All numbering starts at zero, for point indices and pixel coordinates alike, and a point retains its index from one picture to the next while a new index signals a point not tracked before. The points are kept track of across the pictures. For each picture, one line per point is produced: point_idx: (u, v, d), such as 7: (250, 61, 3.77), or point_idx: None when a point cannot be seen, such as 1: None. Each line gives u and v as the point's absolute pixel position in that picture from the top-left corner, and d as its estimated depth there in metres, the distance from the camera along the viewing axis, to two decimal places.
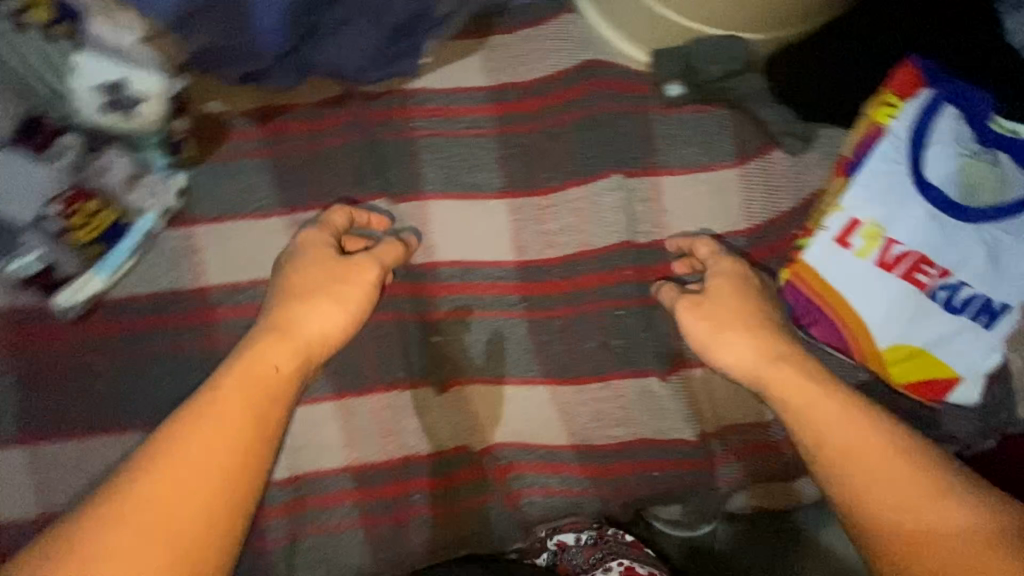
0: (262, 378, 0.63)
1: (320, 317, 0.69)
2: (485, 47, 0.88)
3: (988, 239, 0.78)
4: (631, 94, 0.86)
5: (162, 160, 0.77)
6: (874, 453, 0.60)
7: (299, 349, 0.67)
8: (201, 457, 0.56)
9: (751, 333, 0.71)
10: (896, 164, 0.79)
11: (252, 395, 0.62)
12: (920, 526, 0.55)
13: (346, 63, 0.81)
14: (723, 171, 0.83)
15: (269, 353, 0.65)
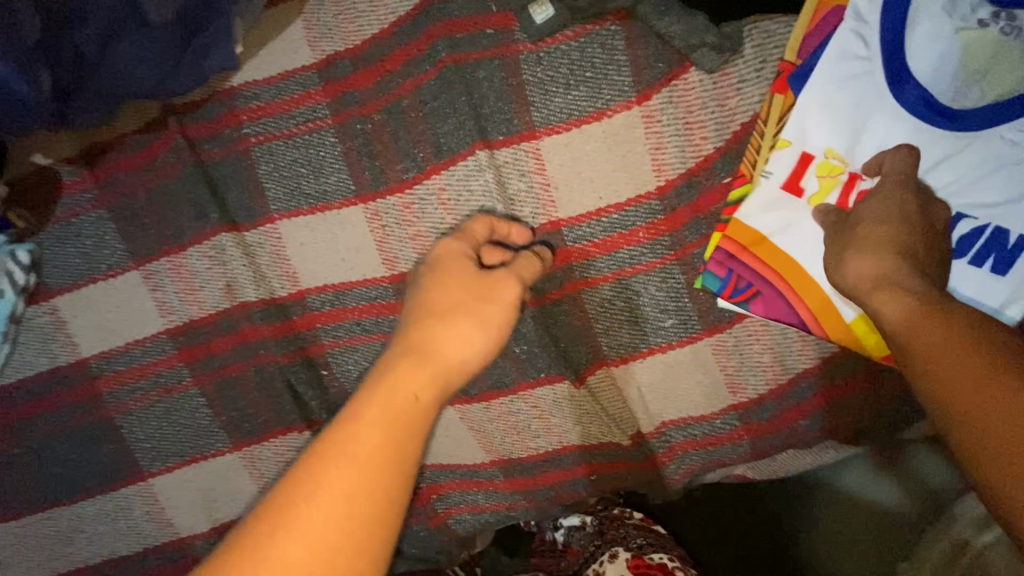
0: (410, 402, 0.46)
1: (462, 341, 0.52)
2: (305, 9, 0.70)
3: (1001, 148, 0.55)
4: (488, 31, 0.65)
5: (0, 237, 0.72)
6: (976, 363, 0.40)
7: (440, 371, 0.50)
8: (312, 535, 0.39)
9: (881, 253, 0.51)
10: (857, 60, 0.56)
11: (403, 421, 0.45)
12: None
13: (141, 81, 0.67)
14: (619, 116, 0.63)
15: (406, 375, 0.48)
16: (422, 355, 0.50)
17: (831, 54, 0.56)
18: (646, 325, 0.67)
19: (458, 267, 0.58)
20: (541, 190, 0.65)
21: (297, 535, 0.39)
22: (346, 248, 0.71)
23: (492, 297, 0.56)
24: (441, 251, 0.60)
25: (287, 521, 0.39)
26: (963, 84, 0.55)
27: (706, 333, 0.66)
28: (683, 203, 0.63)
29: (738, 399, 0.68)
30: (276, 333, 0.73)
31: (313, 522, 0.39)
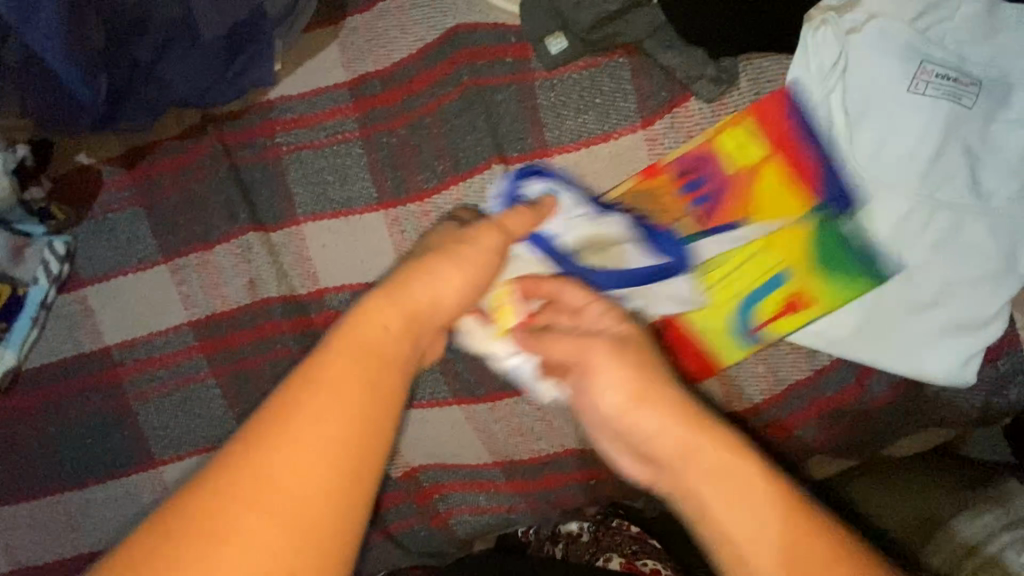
0: (380, 358, 0.39)
1: (450, 284, 0.46)
2: (340, 35, 0.77)
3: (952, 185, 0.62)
4: (507, 59, 0.72)
5: (41, 228, 0.78)
6: (754, 503, 0.43)
7: (391, 360, 0.39)
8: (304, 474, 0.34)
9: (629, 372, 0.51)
10: (824, 102, 0.63)
11: (357, 423, 0.36)
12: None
13: (185, 91, 0.74)
14: (626, 138, 0.69)
15: (373, 331, 0.40)
16: (408, 317, 0.42)
17: (804, 92, 0.63)
18: None
19: (450, 229, 0.53)
20: None
21: (240, 505, 0.33)
22: (366, 251, 0.76)
23: (470, 244, 0.49)
24: (432, 221, 0.59)
25: (219, 513, 0.32)
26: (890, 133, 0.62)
27: None
28: None
29: (735, 407, 0.71)
30: (294, 329, 0.77)
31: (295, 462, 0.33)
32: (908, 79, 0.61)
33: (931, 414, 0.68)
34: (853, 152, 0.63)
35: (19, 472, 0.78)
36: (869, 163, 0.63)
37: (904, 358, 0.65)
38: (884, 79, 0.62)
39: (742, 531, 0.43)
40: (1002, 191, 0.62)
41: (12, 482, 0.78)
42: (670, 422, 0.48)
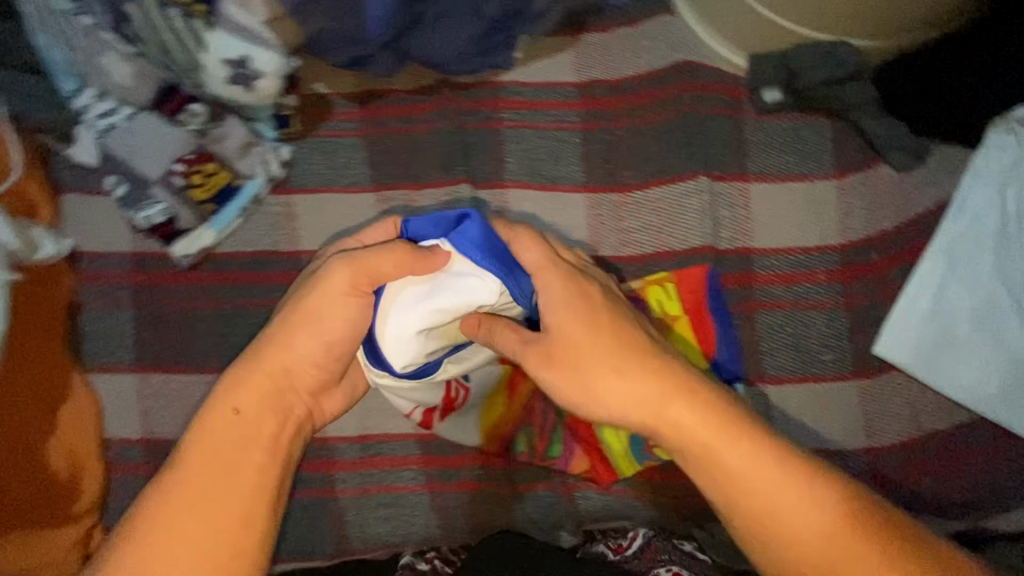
0: (241, 445, 0.60)
1: (300, 357, 0.63)
2: (577, 45, 0.89)
3: None
4: (723, 97, 0.84)
5: (272, 132, 0.85)
6: (722, 442, 0.58)
7: (278, 389, 0.63)
8: (200, 532, 0.56)
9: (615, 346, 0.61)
10: (997, 190, 0.74)
11: (274, 436, 0.62)
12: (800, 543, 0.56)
13: (443, 53, 0.84)
14: (822, 182, 0.79)
15: (235, 397, 0.62)
16: (268, 382, 0.63)
17: (983, 178, 0.74)
18: (807, 353, 0.78)
19: (333, 322, 0.62)
20: (741, 220, 0.80)
21: (183, 509, 0.57)
22: (560, 223, 0.83)
23: (341, 316, 0.62)
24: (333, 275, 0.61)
25: (201, 501, 0.57)
26: None
27: (856, 373, 0.77)
28: (859, 261, 0.77)
29: (872, 444, 0.76)
30: None
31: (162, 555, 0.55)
32: None
33: None
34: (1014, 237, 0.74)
35: (184, 342, 0.81)
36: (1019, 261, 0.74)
37: None
38: None
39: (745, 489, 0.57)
40: None
41: (177, 350, 0.81)
42: (638, 371, 0.60)
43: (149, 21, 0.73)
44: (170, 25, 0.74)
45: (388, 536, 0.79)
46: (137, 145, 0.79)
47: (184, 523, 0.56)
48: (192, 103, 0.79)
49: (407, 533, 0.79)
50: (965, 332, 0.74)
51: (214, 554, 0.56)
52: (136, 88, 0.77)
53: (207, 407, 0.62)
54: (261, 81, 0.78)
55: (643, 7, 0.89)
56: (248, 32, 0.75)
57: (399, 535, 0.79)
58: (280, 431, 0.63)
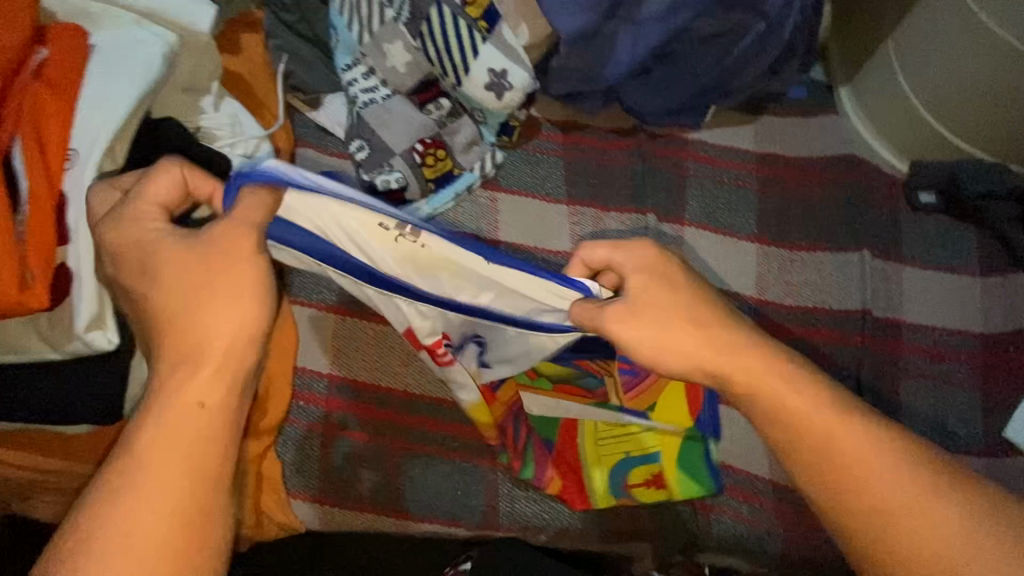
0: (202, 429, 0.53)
1: (231, 323, 0.54)
2: (757, 123, 1.04)
3: None
4: (886, 190, 0.97)
5: (492, 137, 0.97)
6: (831, 433, 0.56)
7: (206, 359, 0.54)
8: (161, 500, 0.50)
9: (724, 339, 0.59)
10: None
11: (203, 428, 0.53)
12: (893, 516, 0.53)
13: (653, 103, 0.98)
14: (966, 278, 0.91)
15: (185, 396, 0.53)
16: (195, 357, 0.54)
17: None
18: (943, 425, 0.86)
19: (239, 264, 0.55)
20: (896, 294, 0.91)
21: (132, 501, 0.50)
22: (730, 266, 0.94)
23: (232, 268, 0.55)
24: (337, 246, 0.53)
25: (139, 485, 0.50)
26: None
27: (988, 453, 0.84)
28: (995, 351, 0.88)
29: None
30: None
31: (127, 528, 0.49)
32: None
33: None
34: None
35: None
36: None
37: None
38: None
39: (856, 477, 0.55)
40: None
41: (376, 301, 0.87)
42: (751, 366, 0.58)
43: (440, 24, 0.87)
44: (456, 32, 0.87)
45: (534, 519, 0.83)
46: (390, 121, 0.91)
47: (122, 518, 0.49)
48: (442, 98, 0.93)
49: (549, 519, 0.83)
50: None
51: (160, 531, 0.50)
52: (405, 75, 0.91)
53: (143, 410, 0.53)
54: (508, 94, 0.91)
55: (816, 104, 1.05)
56: (513, 52, 0.88)
57: (545, 518, 0.83)
58: (227, 416, 0.54)
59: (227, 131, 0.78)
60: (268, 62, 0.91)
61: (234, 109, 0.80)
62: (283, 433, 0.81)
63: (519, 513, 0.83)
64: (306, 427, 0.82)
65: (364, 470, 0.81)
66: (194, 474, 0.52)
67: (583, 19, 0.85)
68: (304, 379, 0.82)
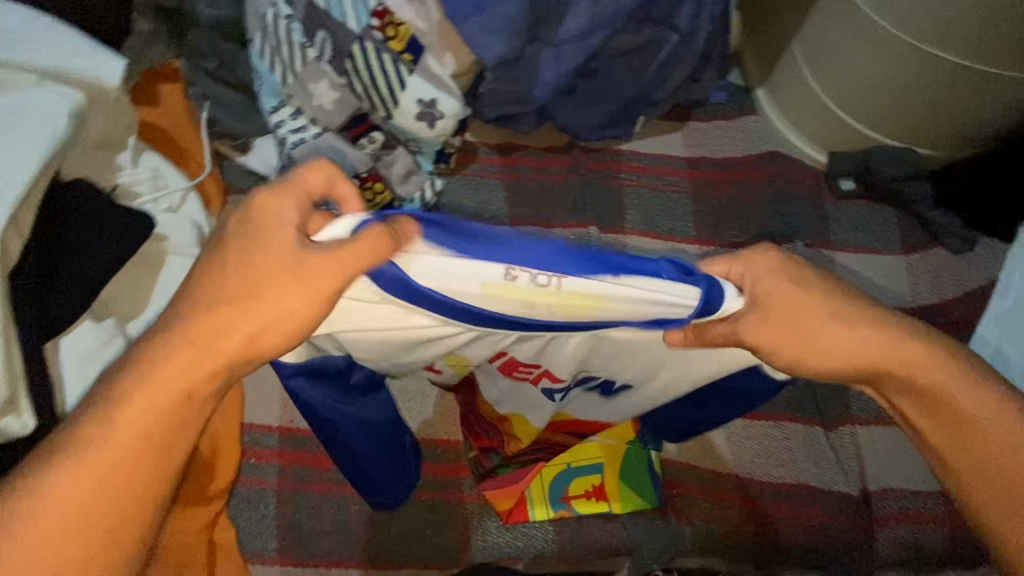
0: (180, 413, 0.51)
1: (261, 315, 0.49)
2: (684, 129, 1.08)
3: None
4: (810, 182, 1.02)
5: (429, 165, 0.97)
6: (980, 431, 0.55)
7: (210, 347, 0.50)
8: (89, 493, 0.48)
9: (860, 327, 0.54)
10: None
11: (170, 412, 0.50)
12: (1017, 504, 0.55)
13: (584, 120, 1.00)
14: (891, 257, 0.97)
15: (163, 373, 0.50)
16: (206, 341, 0.50)
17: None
18: None
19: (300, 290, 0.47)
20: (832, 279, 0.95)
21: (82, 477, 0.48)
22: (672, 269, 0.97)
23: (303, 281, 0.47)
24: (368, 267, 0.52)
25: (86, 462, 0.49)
26: None
27: None
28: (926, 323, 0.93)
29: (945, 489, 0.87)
30: None
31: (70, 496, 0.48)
32: None
33: None
34: None
35: None
36: None
37: None
38: None
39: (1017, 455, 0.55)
40: None
41: None
42: (910, 355, 0.55)
43: (364, 60, 0.87)
44: (381, 66, 0.87)
45: (510, 547, 0.81)
46: (323, 160, 0.90)
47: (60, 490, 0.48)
48: (374, 131, 0.92)
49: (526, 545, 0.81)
50: None
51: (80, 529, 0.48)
52: (334, 112, 0.90)
53: (149, 343, 0.51)
54: (440, 121, 0.92)
55: (736, 107, 1.11)
56: (440, 82, 0.90)
57: (522, 545, 0.81)
58: (203, 402, 0.51)
59: (149, 186, 0.76)
60: (190, 112, 0.90)
61: (153, 163, 0.78)
62: (234, 495, 0.77)
63: (495, 542, 0.81)
64: (259, 483, 0.78)
65: (327, 523, 0.77)
66: (139, 456, 0.50)
67: (505, 45, 0.85)
68: (254, 434, 0.79)
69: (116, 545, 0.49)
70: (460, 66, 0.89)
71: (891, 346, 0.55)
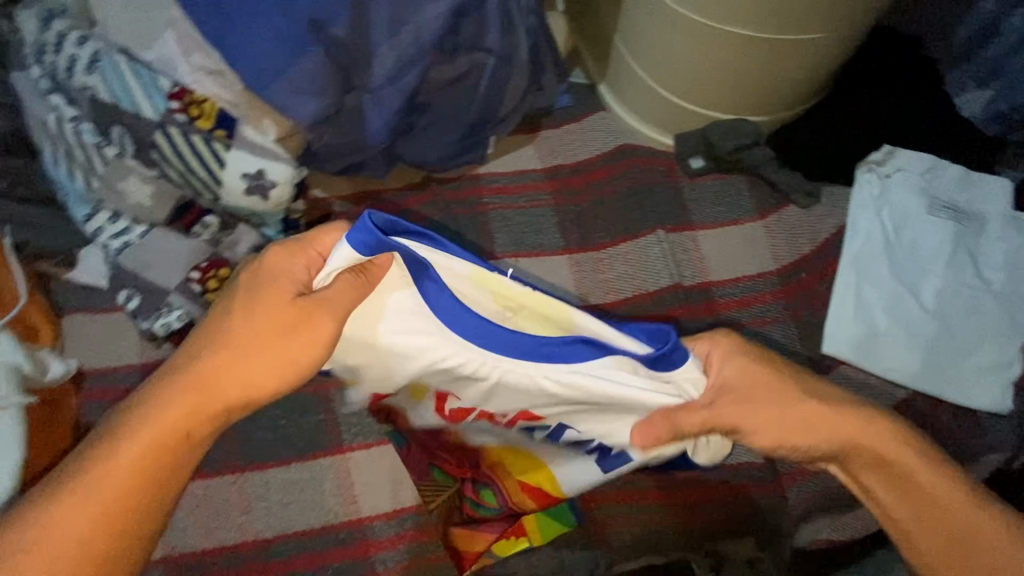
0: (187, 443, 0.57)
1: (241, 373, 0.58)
2: (536, 140, 1.09)
3: (961, 274, 0.94)
4: (663, 167, 1.04)
5: (279, 235, 0.93)
6: (919, 480, 0.63)
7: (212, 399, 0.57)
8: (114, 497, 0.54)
9: (802, 400, 0.65)
10: (874, 215, 0.97)
11: (165, 448, 0.56)
12: (953, 537, 0.61)
13: (431, 153, 0.98)
14: (748, 225, 0.99)
15: (168, 409, 0.56)
16: (198, 388, 0.57)
17: (862, 206, 0.97)
18: None
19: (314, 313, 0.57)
20: (698, 259, 0.97)
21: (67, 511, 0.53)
22: (548, 283, 0.97)
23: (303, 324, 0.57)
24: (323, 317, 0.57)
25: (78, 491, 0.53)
26: (916, 239, 0.97)
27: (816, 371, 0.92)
28: (792, 280, 0.97)
29: None
30: None
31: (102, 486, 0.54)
32: (922, 209, 0.98)
33: (985, 442, 0.88)
34: (893, 248, 0.96)
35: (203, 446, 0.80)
36: (904, 263, 0.95)
37: (955, 391, 0.89)
38: (908, 206, 0.98)
39: (969, 521, 0.61)
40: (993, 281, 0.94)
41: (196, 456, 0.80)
42: (841, 423, 0.65)
43: (173, 146, 0.82)
44: (193, 148, 0.82)
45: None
46: (155, 260, 0.84)
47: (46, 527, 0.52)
48: (206, 215, 0.87)
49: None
50: (884, 323, 0.92)
51: (85, 531, 0.53)
52: (156, 205, 0.84)
53: (141, 399, 0.57)
54: (275, 190, 0.87)
55: (582, 108, 1.12)
56: (264, 151, 0.85)
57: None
58: (195, 445, 0.57)
59: None
60: None
61: None
62: None
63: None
64: None
65: None
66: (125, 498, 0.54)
67: (317, 103, 0.82)
68: None
69: (124, 546, 0.55)
70: (281, 130, 0.85)
71: (830, 417, 0.65)
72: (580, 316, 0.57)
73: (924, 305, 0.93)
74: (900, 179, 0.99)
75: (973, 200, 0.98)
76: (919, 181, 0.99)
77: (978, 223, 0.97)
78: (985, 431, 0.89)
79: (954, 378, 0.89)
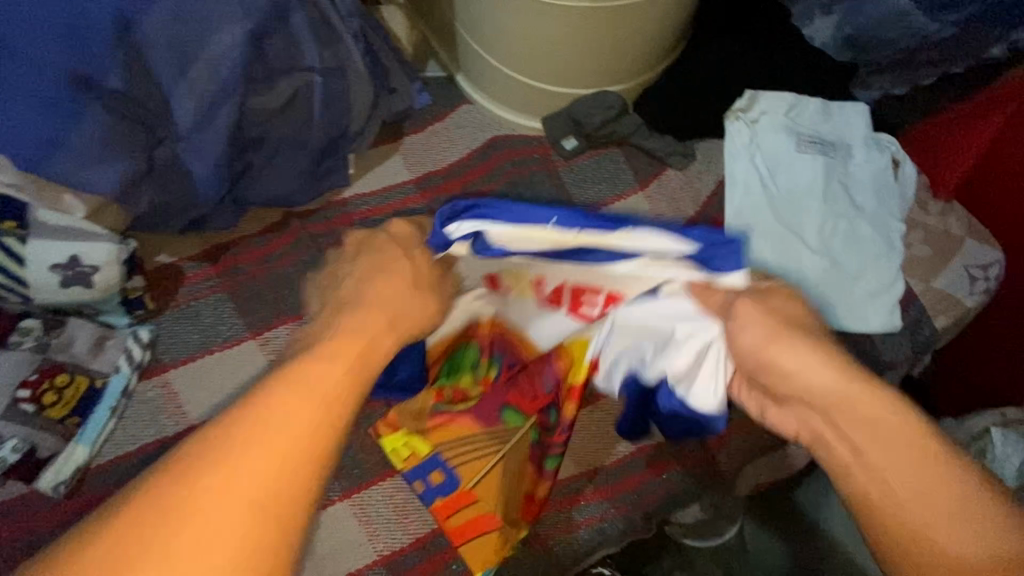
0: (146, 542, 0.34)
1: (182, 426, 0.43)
2: (401, 149, 1.00)
3: (836, 206, 0.96)
4: (538, 153, 0.99)
5: (124, 319, 0.81)
6: (924, 470, 0.42)
7: (330, 400, 0.40)
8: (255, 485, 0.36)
9: (816, 355, 0.48)
10: (747, 166, 0.97)
11: (295, 453, 0.38)
12: (927, 532, 0.40)
13: (280, 190, 0.87)
14: (631, 199, 0.97)
15: (287, 427, 0.38)
16: (287, 384, 0.40)
17: (733, 159, 0.97)
18: None
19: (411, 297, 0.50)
20: None
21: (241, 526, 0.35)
22: None
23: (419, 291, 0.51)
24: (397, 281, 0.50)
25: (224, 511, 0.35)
26: (789, 182, 0.97)
27: None
28: None
29: None
30: None
31: (218, 490, 0.36)
32: (791, 149, 0.98)
33: (885, 361, 0.92)
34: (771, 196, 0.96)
35: None
36: (784, 207, 0.96)
37: (853, 321, 0.91)
38: (777, 149, 0.98)
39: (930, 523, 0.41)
40: (867, 205, 0.96)
41: None
42: (851, 388, 0.46)
43: None
44: None
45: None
46: None
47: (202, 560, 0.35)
48: (24, 320, 0.76)
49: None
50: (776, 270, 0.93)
51: (234, 519, 0.35)
52: None
53: (264, 390, 0.40)
54: (99, 274, 0.76)
55: (445, 103, 1.04)
56: (70, 232, 0.74)
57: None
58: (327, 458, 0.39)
59: None
60: None
61: None
62: None
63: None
64: None
65: None
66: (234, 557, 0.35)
67: (118, 167, 0.71)
68: None
69: (281, 541, 0.36)
70: (85, 206, 0.74)
71: (845, 384, 0.46)
72: (618, 236, 0.57)
73: (811, 246, 0.94)
74: (766, 123, 0.99)
75: (836, 131, 1.00)
76: (784, 122, 0.99)
77: (845, 152, 0.99)
78: (884, 351, 0.92)
79: (850, 308, 0.91)
